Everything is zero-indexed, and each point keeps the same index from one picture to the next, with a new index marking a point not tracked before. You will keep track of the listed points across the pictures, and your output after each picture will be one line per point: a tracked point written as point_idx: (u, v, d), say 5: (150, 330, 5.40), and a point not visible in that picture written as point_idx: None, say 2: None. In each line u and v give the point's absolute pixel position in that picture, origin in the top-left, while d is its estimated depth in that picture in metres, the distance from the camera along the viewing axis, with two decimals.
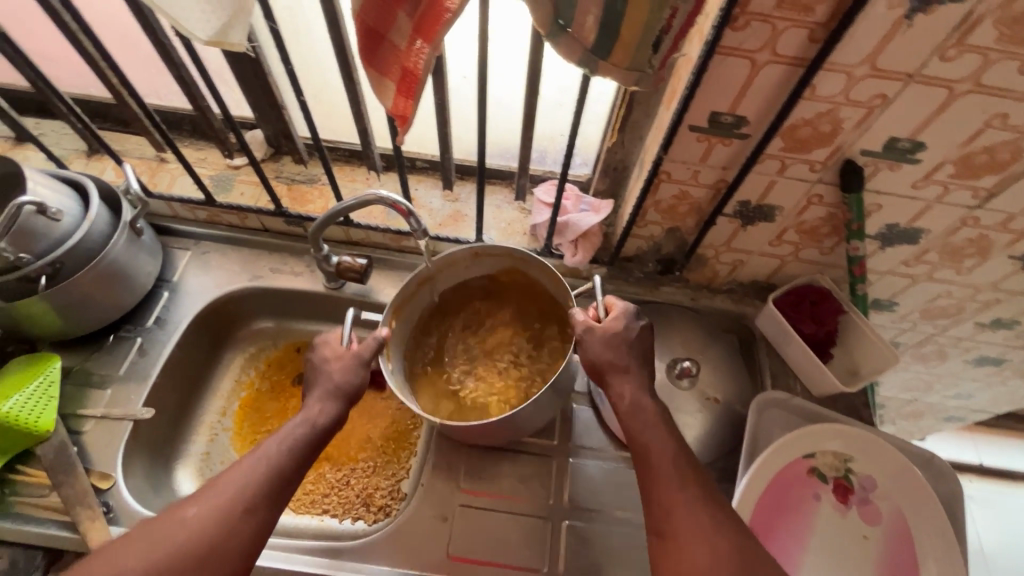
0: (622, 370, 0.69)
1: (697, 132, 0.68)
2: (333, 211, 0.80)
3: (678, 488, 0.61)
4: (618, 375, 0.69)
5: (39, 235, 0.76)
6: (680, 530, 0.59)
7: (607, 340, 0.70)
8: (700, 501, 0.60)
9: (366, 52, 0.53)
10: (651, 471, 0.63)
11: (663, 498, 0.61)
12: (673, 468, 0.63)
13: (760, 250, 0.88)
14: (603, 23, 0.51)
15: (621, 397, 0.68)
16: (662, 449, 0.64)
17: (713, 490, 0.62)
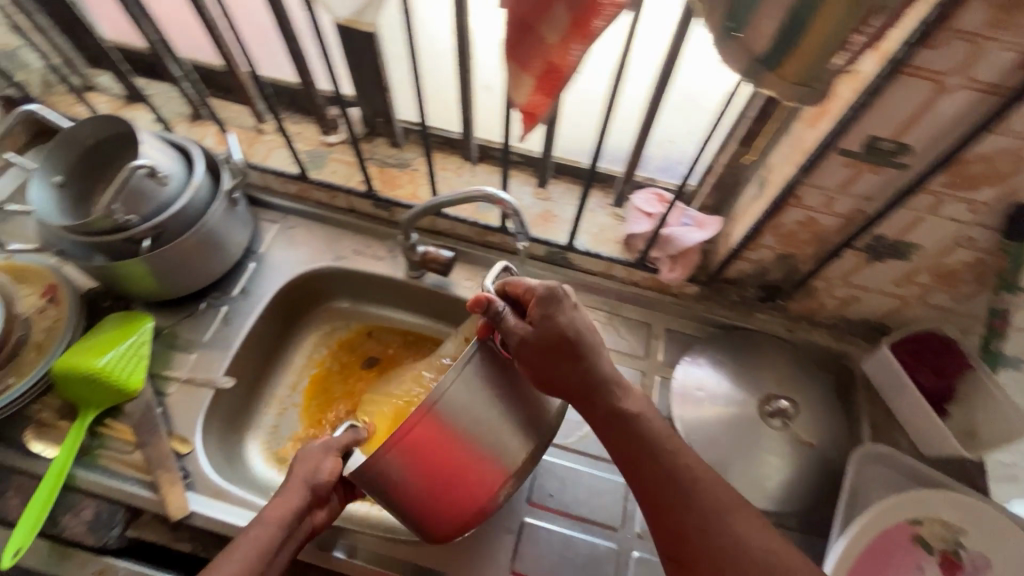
0: (583, 381, 0.61)
1: (847, 156, 0.61)
2: (431, 203, 0.76)
3: (689, 513, 0.58)
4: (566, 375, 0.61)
5: (147, 198, 0.77)
6: (698, 554, 0.57)
7: (537, 341, 0.60)
8: (712, 522, 0.57)
9: (510, 44, 0.49)
10: (653, 495, 0.59)
11: (675, 524, 0.58)
12: (670, 485, 0.59)
13: (881, 289, 0.80)
14: (782, 31, 0.45)
15: (604, 415, 0.61)
16: (658, 468, 0.59)
17: (718, 504, 0.58)
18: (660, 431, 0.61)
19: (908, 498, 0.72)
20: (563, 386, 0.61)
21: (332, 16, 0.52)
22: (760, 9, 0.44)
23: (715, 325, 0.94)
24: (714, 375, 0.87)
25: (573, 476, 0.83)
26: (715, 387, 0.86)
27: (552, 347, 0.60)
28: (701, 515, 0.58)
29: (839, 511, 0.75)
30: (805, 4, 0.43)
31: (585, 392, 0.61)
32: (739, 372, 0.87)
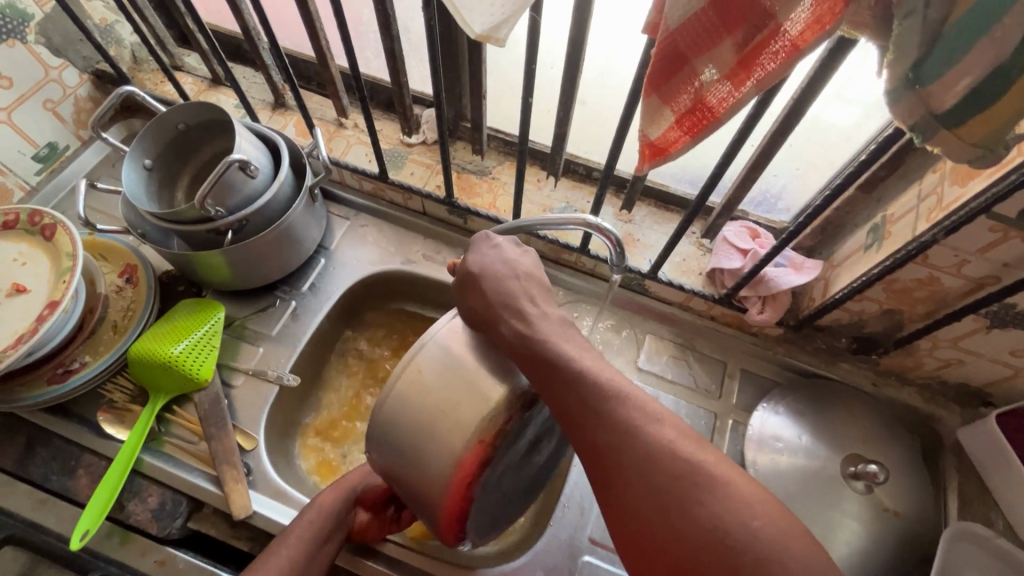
0: (488, 307, 0.58)
1: (995, 220, 0.55)
2: (524, 223, 0.70)
3: (603, 427, 0.50)
4: (478, 299, 0.59)
5: (235, 190, 0.76)
6: (620, 473, 0.48)
7: (469, 279, 0.61)
8: (627, 434, 0.48)
9: (659, 77, 0.45)
10: (567, 416, 0.52)
11: (593, 443, 0.50)
12: (582, 400, 0.51)
13: (993, 356, 0.74)
14: (976, 89, 0.40)
15: (509, 334, 0.55)
16: (567, 381, 0.52)
17: (632, 417, 0.49)
18: (570, 348, 0.55)
19: None
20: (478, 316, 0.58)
21: (466, 32, 0.48)
22: (957, 65, 0.39)
23: (794, 370, 0.89)
24: (793, 426, 0.83)
25: None
26: (794, 439, 0.82)
27: (479, 282, 0.60)
28: (617, 429, 0.49)
29: None
30: (1014, 62, 0.38)
31: (490, 316, 0.57)
32: (821, 426, 0.83)
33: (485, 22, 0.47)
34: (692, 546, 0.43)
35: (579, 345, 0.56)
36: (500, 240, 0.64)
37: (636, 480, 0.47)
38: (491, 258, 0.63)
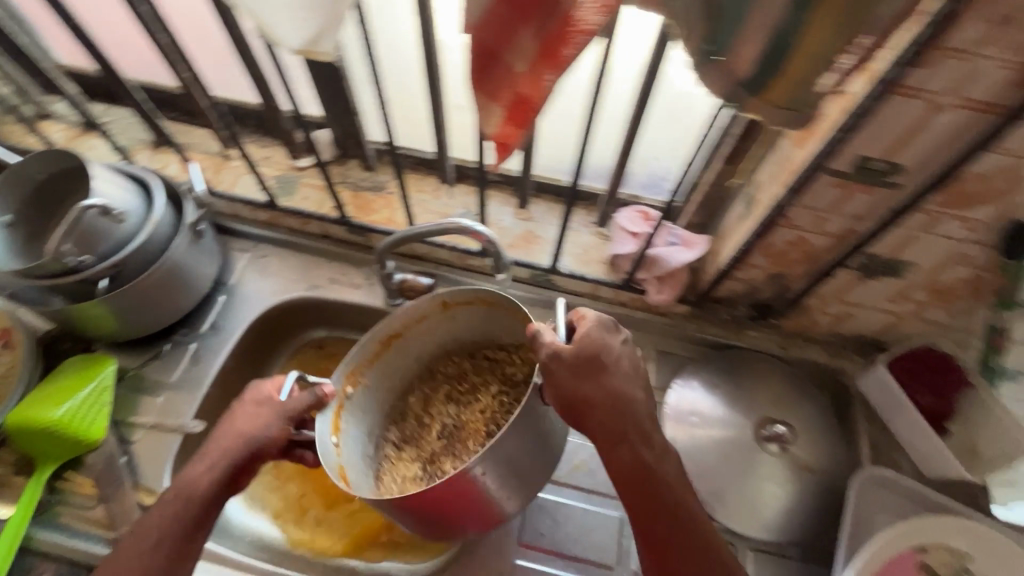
0: (609, 406, 0.59)
1: (836, 176, 0.58)
2: (413, 231, 0.70)
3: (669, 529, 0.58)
4: (591, 390, 0.59)
5: (102, 236, 0.72)
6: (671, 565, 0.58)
7: (576, 368, 0.59)
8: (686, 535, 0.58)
9: (477, 74, 0.45)
10: (642, 516, 0.59)
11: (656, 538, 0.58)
12: (664, 504, 0.58)
13: (876, 305, 0.77)
14: (765, 55, 0.42)
15: (620, 452, 0.59)
16: (653, 490, 0.58)
17: (692, 520, 0.58)
18: (667, 465, 0.60)
19: (918, 525, 0.70)
20: (579, 402, 0.59)
21: (283, 49, 0.48)
22: (742, 32, 0.41)
23: (706, 344, 0.91)
24: (709, 398, 0.84)
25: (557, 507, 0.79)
26: (709, 411, 0.83)
27: (595, 375, 0.59)
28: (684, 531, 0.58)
29: (844, 542, 0.72)
30: (791, 24, 0.40)
31: (607, 428, 0.59)
32: (733, 394, 0.84)
33: (298, 39, 0.47)
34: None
35: (665, 472, 0.59)
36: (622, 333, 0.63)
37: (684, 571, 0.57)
38: (618, 354, 0.61)
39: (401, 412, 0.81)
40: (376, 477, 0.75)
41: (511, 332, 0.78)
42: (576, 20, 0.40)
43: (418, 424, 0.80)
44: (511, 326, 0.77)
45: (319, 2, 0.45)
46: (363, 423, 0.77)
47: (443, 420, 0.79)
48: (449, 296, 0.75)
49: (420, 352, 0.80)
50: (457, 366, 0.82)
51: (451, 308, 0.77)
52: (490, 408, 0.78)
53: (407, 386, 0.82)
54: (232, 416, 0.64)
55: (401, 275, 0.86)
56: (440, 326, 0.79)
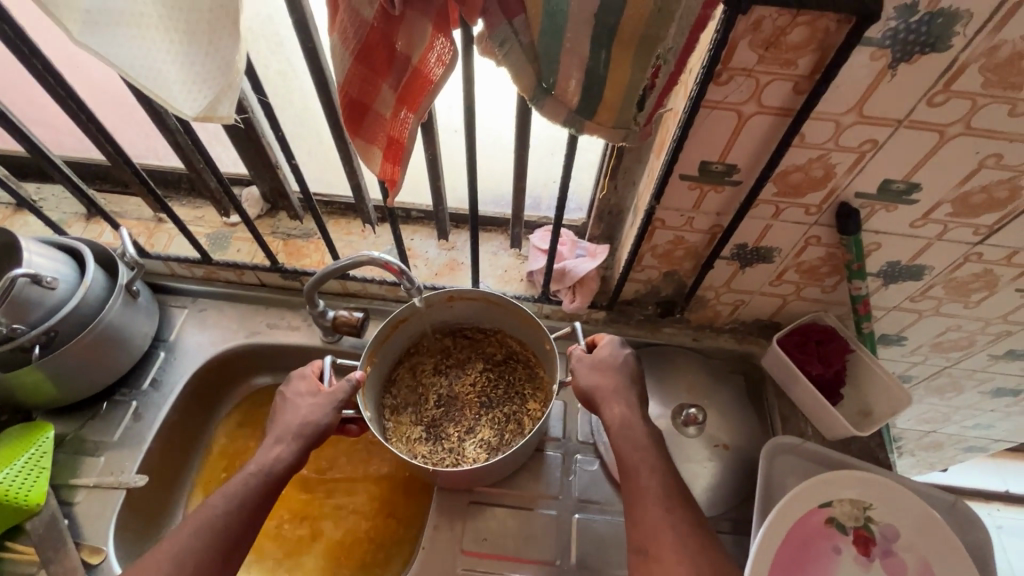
0: (609, 390, 0.73)
1: (688, 181, 0.67)
2: (330, 268, 0.75)
3: (649, 479, 0.66)
4: (597, 377, 0.74)
5: (34, 304, 0.76)
6: (643, 506, 0.64)
7: (595, 364, 0.75)
8: (662, 483, 0.66)
9: (351, 123, 0.53)
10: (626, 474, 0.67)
11: (632, 484, 0.66)
12: (645, 464, 0.67)
13: (761, 290, 0.87)
14: (586, 86, 0.51)
15: (613, 419, 0.71)
16: (637, 451, 0.68)
17: (668, 481, 0.66)
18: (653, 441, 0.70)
19: (817, 483, 0.75)
20: (591, 389, 0.73)
21: (182, 116, 0.53)
22: (561, 70, 0.50)
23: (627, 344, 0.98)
24: None
25: (500, 512, 0.84)
26: None
27: (607, 371, 0.74)
28: (659, 479, 0.66)
29: (759, 508, 0.79)
30: (596, 61, 0.49)
31: (605, 399, 0.72)
32: (653, 387, 0.92)
33: (193, 107, 0.52)
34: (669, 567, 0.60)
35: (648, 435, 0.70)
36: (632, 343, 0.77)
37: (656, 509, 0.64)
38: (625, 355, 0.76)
39: (396, 384, 0.92)
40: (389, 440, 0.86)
41: (502, 323, 0.92)
42: (423, 71, 0.49)
43: (412, 392, 0.92)
44: (499, 317, 0.92)
45: (208, 72, 0.50)
46: (372, 395, 0.86)
47: (436, 389, 0.92)
48: (455, 293, 0.87)
49: (414, 332, 0.92)
50: (440, 343, 0.95)
51: (455, 301, 0.89)
52: (477, 381, 0.93)
53: (401, 363, 0.93)
54: (291, 405, 0.73)
55: (334, 312, 0.91)
56: (436, 312, 0.90)
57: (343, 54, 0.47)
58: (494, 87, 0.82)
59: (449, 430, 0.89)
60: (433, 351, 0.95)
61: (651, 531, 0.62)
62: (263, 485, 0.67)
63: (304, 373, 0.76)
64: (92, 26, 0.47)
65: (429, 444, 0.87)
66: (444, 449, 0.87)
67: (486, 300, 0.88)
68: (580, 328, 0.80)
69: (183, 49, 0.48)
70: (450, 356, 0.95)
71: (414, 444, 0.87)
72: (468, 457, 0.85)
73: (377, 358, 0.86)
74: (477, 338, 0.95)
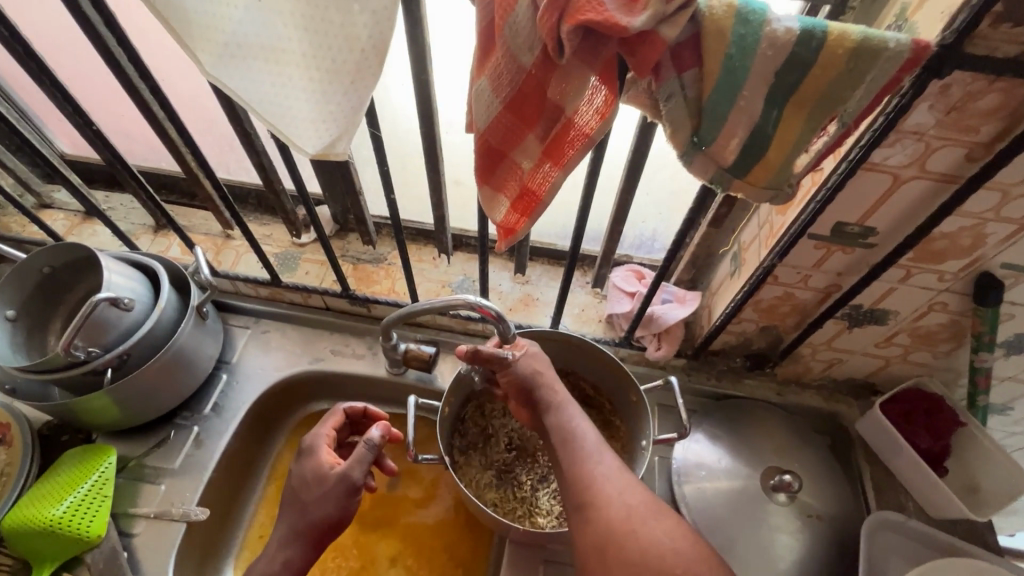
0: (529, 379, 0.66)
1: (817, 239, 0.62)
2: (427, 307, 0.71)
3: (587, 443, 0.61)
4: (534, 364, 0.68)
5: (109, 327, 0.73)
6: (578, 473, 0.58)
7: (533, 363, 0.68)
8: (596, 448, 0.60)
9: (483, 169, 0.49)
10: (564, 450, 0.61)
11: (563, 450, 0.61)
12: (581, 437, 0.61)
13: (864, 351, 0.81)
14: (747, 145, 0.46)
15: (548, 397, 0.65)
16: (567, 422, 0.63)
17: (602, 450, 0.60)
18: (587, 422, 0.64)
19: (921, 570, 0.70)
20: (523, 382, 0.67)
21: (302, 154, 0.49)
22: (725, 128, 0.45)
23: (706, 395, 0.93)
24: (713, 449, 0.86)
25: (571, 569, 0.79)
26: (715, 464, 0.85)
27: (540, 358, 0.69)
28: (597, 442, 0.61)
29: None
30: (766, 120, 0.45)
31: (537, 384, 0.66)
32: (737, 445, 0.86)
33: (316, 144, 0.48)
34: (620, 541, 0.52)
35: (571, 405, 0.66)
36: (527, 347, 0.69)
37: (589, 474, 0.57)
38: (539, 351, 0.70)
39: (464, 422, 0.86)
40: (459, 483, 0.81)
41: (580, 366, 0.87)
42: (576, 123, 0.44)
43: (481, 432, 0.86)
44: (577, 359, 0.87)
45: (338, 111, 0.46)
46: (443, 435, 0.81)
47: (506, 430, 0.86)
48: (536, 333, 0.82)
49: None
50: None
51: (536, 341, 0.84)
52: None
53: (468, 400, 0.87)
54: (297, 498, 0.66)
55: (405, 344, 0.87)
56: None
57: (493, 100, 0.43)
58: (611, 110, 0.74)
59: (521, 478, 0.83)
60: None
61: (596, 500, 0.55)
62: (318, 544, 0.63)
63: (315, 448, 0.69)
64: (227, 58, 0.43)
65: (499, 491, 0.82)
66: (516, 498, 0.82)
67: (569, 344, 0.83)
68: (676, 384, 0.76)
69: (318, 86, 0.45)
70: None
71: (485, 491, 0.82)
72: (543, 510, 0.80)
73: (449, 397, 0.81)
74: None
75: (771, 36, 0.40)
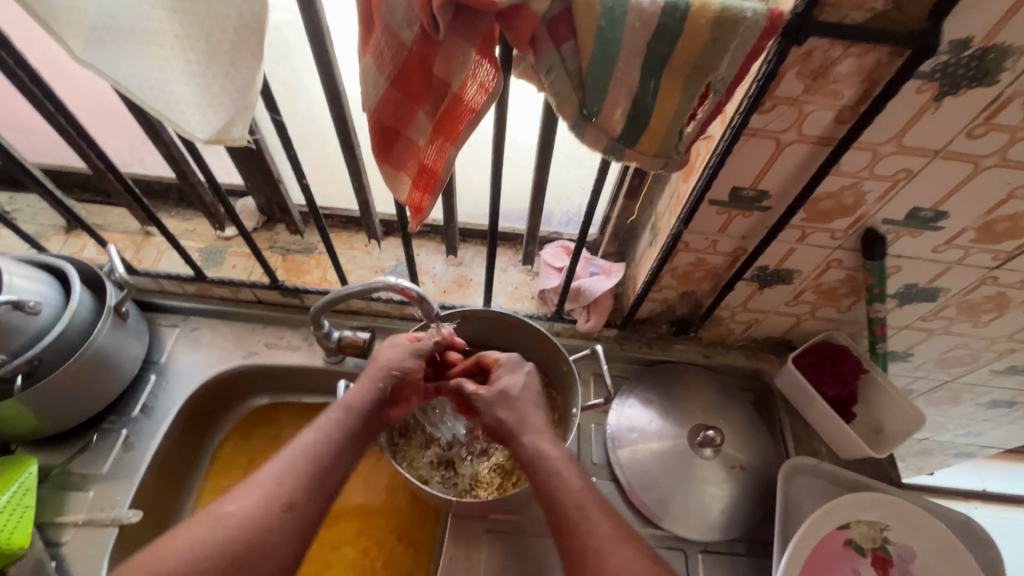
0: (504, 426, 0.68)
1: (718, 205, 0.66)
2: (347, 290, 0.71)
3: (571, 504, 0.60)
4: (508, 404, 0.69)
5: (15, 331, 0.70)
6: (565, 516, 0.60)
7: (504, 397, 0.69)
8: (581, 483, 0.62)
9: (380, 149, 0.49)
10: (552, 517, 0.61)
11: (545, 489, 0.62)
12: (570, 500, 0.61)
13: (777, 310, 0.86)
14: (631, 115, 0.49)
15: (525, 449, 0.66)
16: (548, 478, 0.63)
17: (591, 511, 0.60)
18: (574, 475, 0.63)
19: (835, 504, 0.76)
20: (495, 424, 0.69)
21: (194, 139, 0.48)
22: (608, 99, 0.47)
23: (638, 362, 0.97)
24: (645, 412, 0.90)
25: (505, 535, 0.81)
26: (647, 425, 0.89)
27: (509, 391, 0.70)
28: (583, 498, 0.61)
29: (778, 535, 0.78)
30: (645, 91, 0.47)
31: (505, 427, 0.68)
32: (667, 406, 0.90)
33: (207, 130, 0.47)
34: None
35: (546, 430, 0.67)
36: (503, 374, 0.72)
37: (579, 517, 0.59)
38: (514, 383, 0.70)
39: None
40: (398, 465, 0.82)
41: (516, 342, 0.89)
42: (463, 98, 0.45)
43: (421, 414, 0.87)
44: (511, 335, 0.89)
45: (223, 94, 0.46)
46: None
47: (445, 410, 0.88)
48: (469, 311, 0.84)
49: None
50: None
51: (471, 319, 0.86)
52: None
53: None
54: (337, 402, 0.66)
55: (339, 332, 0.87)
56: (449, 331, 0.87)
57: (378, 78, 0.44)
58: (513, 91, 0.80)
59: (461, 455, 0.85)
60: None
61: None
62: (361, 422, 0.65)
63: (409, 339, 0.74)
64: (98, 43, 0.42)
65: (441, 469, 0.83)
66: (457, 474, 0.83)
67: (499, 321, 0.85)
68: (601, 352, 0.80)
69: (198, 69, 0.44)
70: None
71: (426, 470, 0.83)
72: (483, 482, 0.82)
73: None
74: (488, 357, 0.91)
75: (638, 9, 0.42)
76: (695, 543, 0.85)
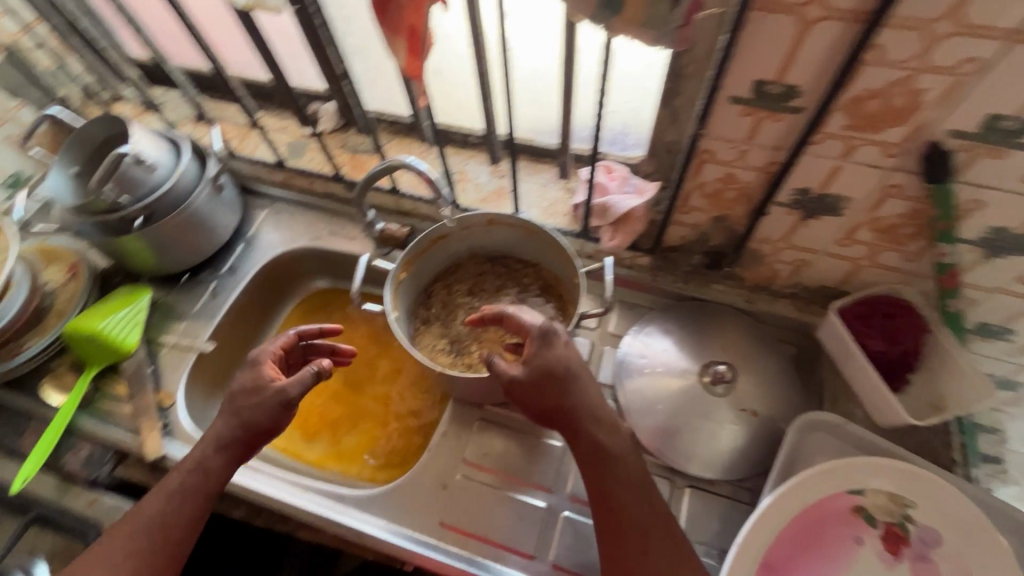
0: (567, 408, 0.65)
1: (741, 104, 0.61)
2: (370, 174, 0.80)
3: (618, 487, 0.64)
4: (566, 385, 0.66)
5: (138, 182, 0.88)
6: (624, 532, 0.63)
7: (549, 388, 0.65)
8: (635, 483, 0.65)
9: (377, 10, 0.53)
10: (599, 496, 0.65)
11: (604, 495, 0.64)
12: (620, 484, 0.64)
13: (828, 250, 0.76)
14: None
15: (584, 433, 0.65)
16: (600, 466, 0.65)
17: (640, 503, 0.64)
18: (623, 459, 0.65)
19: (847, 463, 0.68)
20: (549, 411, 0.66)
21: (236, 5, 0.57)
22: None
23: (669, 296, 0.93)
24: (662, 343, 0.87)
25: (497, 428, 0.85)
26: (660, 354, 0.86)
27: (556, 371, 0.66)
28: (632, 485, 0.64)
29: (771, 483, 0.73)
30: None
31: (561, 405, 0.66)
32: (686, 341, 0.86)
33: None
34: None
35: (614, 426, 0.66)
36: (556, 346, 0.67)
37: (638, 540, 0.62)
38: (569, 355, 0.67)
39: (431, 297, 0.95)
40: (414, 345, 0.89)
41: (542, 255, 0.92)
42: None
43: (444, 308, 0.94)
44: (538, 248, 0.92)
45: None
46: (405, 299, 0.90)
47: (466, 308, 0.94)
48: (496, 216, 0.88)
49: (455, 250, 0.94)
50: (477, 268, 0.97)
51: (497, 225, 0.89)
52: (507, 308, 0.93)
53: (436, 280, 0.96)
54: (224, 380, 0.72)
55: (383, 225, 0.95)
56: (479, 233, 0.91)
57: None
58: (536, 14, 0.77)
59: (472, 349, 0.90)
60: (470, 276, 0.96)
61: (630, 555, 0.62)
62: (247, 444, 0.69)
63: (259, 359, 0.73)
64: None
65: (450, 357, 0.90)
66: (464, 364, 0.89)
67: (524, 228, 0.88)
68: (608, 263, 0.79)
69: None
70: (485, 283, 0.95)
71: (437, 355, 0.90)
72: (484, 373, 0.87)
73: (417, 268, 0.91)
74: (516, 270, 0.95)
75: None
76: (683, 477, 0.81)
